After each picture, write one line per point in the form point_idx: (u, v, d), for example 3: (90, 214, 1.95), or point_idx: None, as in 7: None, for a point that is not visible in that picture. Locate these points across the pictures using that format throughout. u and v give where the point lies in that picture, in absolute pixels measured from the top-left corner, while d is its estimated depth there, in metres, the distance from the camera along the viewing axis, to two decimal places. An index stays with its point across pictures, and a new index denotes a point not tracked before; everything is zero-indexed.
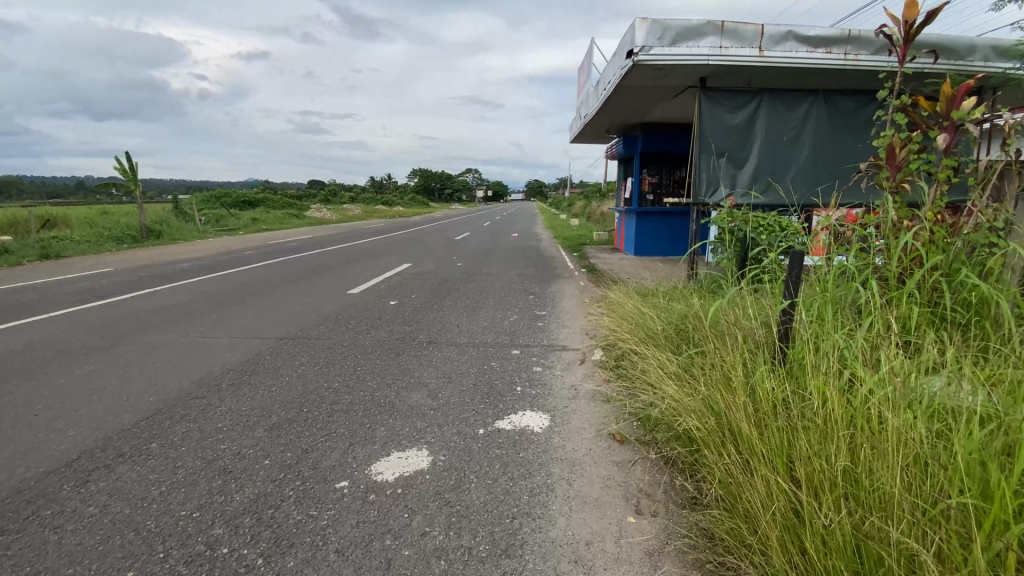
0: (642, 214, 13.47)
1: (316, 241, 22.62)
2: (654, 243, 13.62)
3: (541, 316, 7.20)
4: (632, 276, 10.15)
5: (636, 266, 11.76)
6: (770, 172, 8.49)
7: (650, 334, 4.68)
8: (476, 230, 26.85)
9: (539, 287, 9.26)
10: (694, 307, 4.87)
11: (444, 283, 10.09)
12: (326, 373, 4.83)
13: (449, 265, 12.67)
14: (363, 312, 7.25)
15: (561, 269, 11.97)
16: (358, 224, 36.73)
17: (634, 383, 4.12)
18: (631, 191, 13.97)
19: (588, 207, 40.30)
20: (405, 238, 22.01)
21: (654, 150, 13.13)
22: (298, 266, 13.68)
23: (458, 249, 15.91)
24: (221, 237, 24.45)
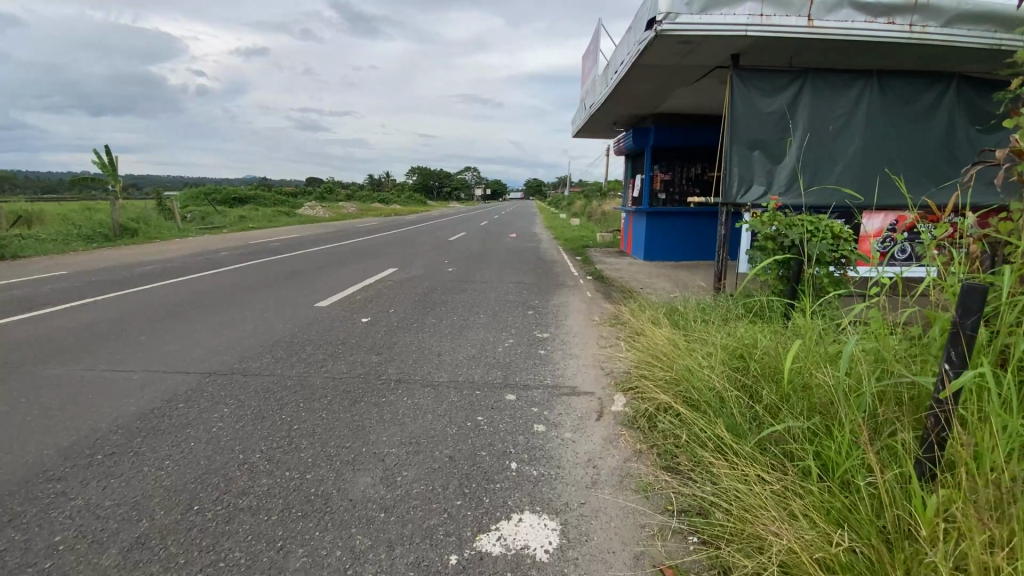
0: (653, 215, 12.18)
1: (302, 240, 21.23)
2: (665, 248, 12.32)
3: (543, 339, 5.87)
4: (646, 287, 8.83)
5: (648, 273, 10.44)
6: (813, 167, 7.19)
7: (701, 389, 3.36)
8: (471, 230, 25.45)
9: (539, 299, 7.96)
10: (758, 348, 3.56)
11: (429, 291, 8.76)
12: (248, 434, 3.51)
13: (439, 269, 11.36)
14: (324, 334, 5.92)
15: (564, 275, 10.65)
16: (350, 222, 35.34)
17: (693, 476, 2.82)
18: (641, 190, 12.64)
19: (589, 207, 38.94)
20: (395, 238, 20.66)
21: (668, 144, 11.82)
22: (272, 269, 12.32)
23: (450, 252, 14.58)
24: (202, 236, 23.12)
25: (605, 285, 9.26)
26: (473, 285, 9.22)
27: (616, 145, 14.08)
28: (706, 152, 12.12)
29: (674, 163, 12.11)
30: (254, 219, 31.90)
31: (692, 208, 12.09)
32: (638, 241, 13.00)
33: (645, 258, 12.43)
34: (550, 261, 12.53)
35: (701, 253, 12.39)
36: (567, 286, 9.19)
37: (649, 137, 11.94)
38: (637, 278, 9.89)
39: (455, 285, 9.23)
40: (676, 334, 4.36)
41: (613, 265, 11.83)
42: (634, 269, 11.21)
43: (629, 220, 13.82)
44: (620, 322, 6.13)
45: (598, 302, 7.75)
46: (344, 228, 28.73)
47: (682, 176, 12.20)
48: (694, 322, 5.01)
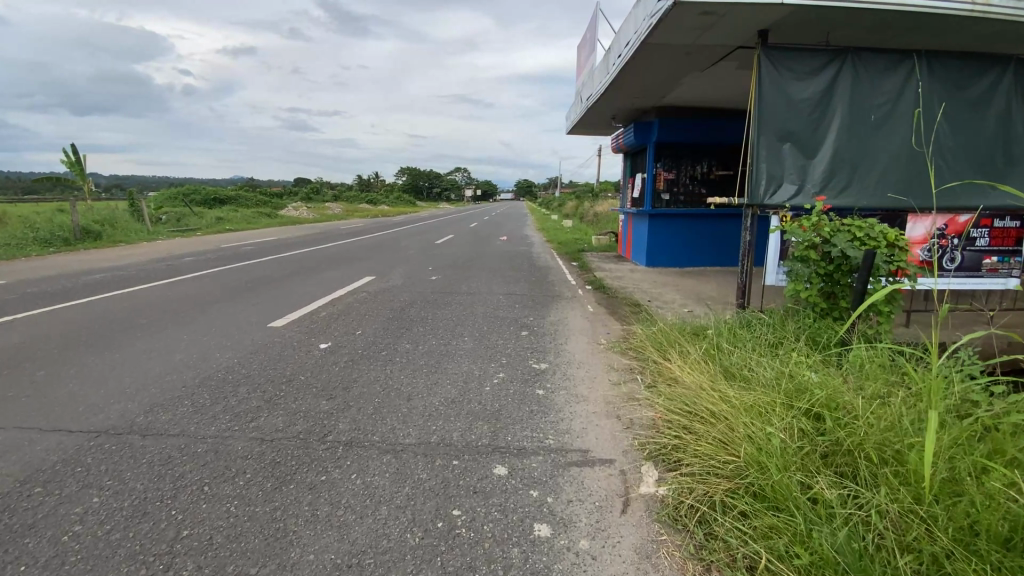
0: (655, 217, 11.13)
1: (280, 242, 19.99)
2: (668, 253, 11.28)
3: (541, 370, 4.74)
4: (654, 299, 7.76)
5: (653, 281, 9.38)
6: (853, 163, 6.12)
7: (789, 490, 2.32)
8: (460, 231, 24.25)
9: (534, 315, 6.87)
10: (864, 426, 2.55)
11: (406, 304, 7.58)
12: (108, 554, 2.38)
13: (421, 276, 10.23)
14: (268, 368, 4.75)
15: (561, 283, 9.55)
16: (334, 223, 33.97)
17: None
18: (643, 190, 11.58)
19: (583, 207, 37.90)
20: (378, 240, 19.46)
21: (673, 139, 10.75)
22: (237, 275, 11.10)
23: (437, 256, 13.44)
24: (174, 238, 21.77)
25: (607, 296, 8.18)
26: (459, 297, 8.09)
27: (614, 141, 13.00)
28: (713, 149, 11.06)
29: (678, 160, 11.06)
30: (233, 219, 30.46)
31: (698, 210, 11.03)
32: (638, 245, 11.96)
33: (647, 265, 11.38)
34: (544, 268, 11.44)
35: (707, 259, 11.35)
36: (564, 298, 8.10)
37: (652, 132, 10.86)
38: (642, 288, 8.82)
39: (438, 297, 8.10)
40: (719, 385, 3.33)
41: (613, 272, 10.77)
42: (637, 276, 10.14)
43: (628, 222, 12.76)
44: (633, 350, 5.06)
45: (601, 319, 6.67)
46: (327, 229, 27.39)
47: (687, 175, 11.14)
48: (732, 360, 3.97)
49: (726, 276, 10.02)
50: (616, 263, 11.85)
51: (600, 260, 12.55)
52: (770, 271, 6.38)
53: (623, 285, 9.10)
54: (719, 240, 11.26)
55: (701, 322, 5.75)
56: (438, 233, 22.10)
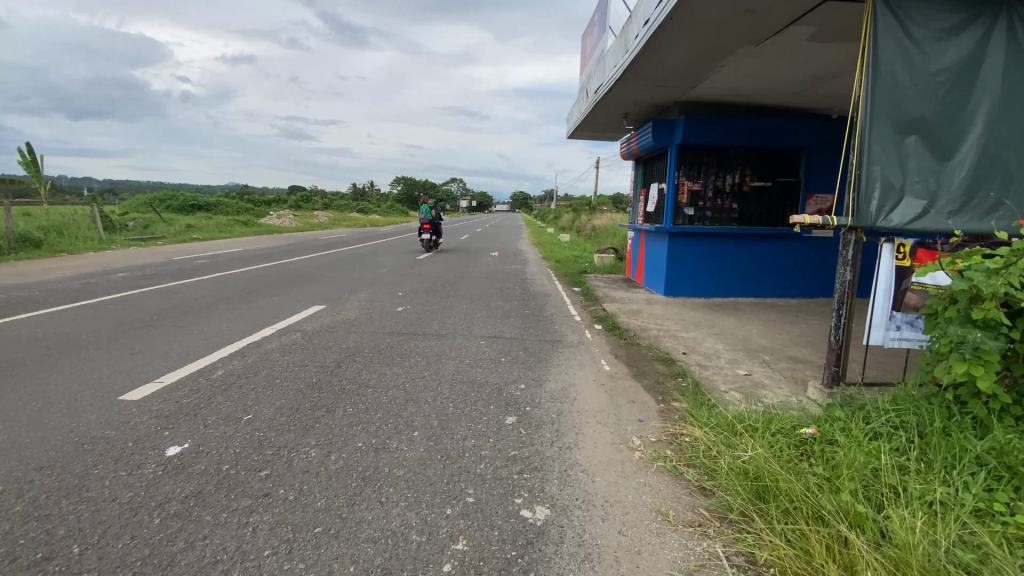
0: (675, 236, 8.98)
1: (244, 254, 17.79)
2: (690, 279, 9.11)
3: (535, 526, 2.56)
4: (690, 352, 5.61)
5: (680, 319, 7.24)
6: (1011, 167, 4.05)
7: None
8: (448, 244, 21.97)
9: (524, 378, 4.69)
10: None
11: (346, 354, 5.37)
12: None
13: (383, 305, 8.02)
14: (29, 522, 2.58)
15: (563, 318, 7.40)
16: (315, 233, 31.78)
17: None
18: (660, 204, 9.46)
19: (580, 219, 35.89)
20: (352, 254, 17.18)
21: (699, 142, 8.63)
22: (158, 298, 8.91)
23: (414, 277, 11.30)
24: (126, 247, 19.42)
25: (625, 343, 6.02)
26: (423, 341, 5.89)
27: (623, 145, 10.88)
28: (748, 154, 8.95)
29: (704, 168, 8.94)
30: (203, 227, 28.12)
31: (728, 228, 8.88)
32: (652, 267, 9.80)
33: (663, 293, 9.20)
34: (540, 294, 9.30)
35: (738, 288, 9.19)
36: (567, 344, 5.93)
37: (672, 133, 8.71)
38: (668, 330, 6.66)
39: (396, 340, 5.90)
40: None
41: (625, 300, 8.65)
42: (656, 308, 8.01)
43: (639, 239, 10.61)
44: (697, 484, 2.92)
45: (622, 390, 4.50)
46: (302, 240, 25.06)
47: (715, 187, 9.00)
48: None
49: (769, 314, 7.90)
50: (626, 290, 9.72)
51: (606, 285, 10.41)
52: (876, 325, 4.27)
53: (644, 323, 6.97)
54: (754, 266, 9.11)
55: (785, 416, 3.62)
56: (423, 247, 19.89)
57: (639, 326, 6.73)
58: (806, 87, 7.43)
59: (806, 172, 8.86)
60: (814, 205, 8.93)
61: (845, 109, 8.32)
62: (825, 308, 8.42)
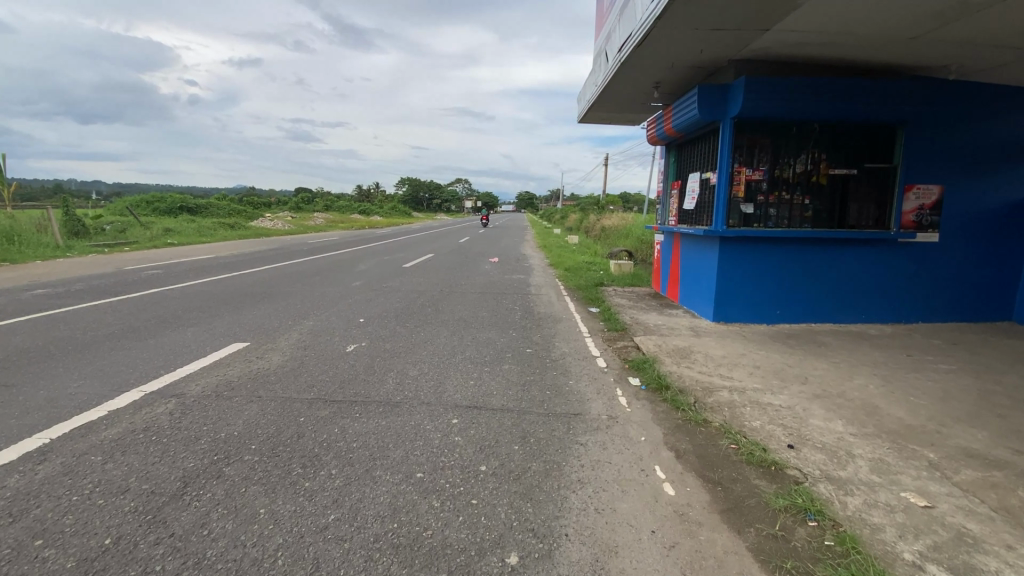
0: (727, 243, 6.60)
1: (209, 261, 15.62)
2: (746, 301, 6.73)
3: None
4: (798, 446, 3.33)
5: (750, 364, 4.96)
6: None
7: None
8: (443, 248, 19.72)
9: (517, 528, 2.44)
10: None
11: (214, 457, 3.13)
12: None
13: (328, 339, 5.77)
14: None
15: (579, 360, 5.12)
16: (304, 235, 29.65)
17: None
18: (707, 202, 7.13)
19: (588, 220, 33.54)
20: (330, 260, 14.90)
21: (762, 115, 6.35)
22: (40, 327, 6.72)
23: (389, 292, 9.05)
24: (81, 255, 17.22)
25: (682, 418, 3.73)
26: (358, 419, 3.62)
27: (651, 127, 8.61)
28: (824, 132, 6.65)
29: (766, 151, 6.63)
30: (181, 229, 25.92)
31: (799, 232, 6.50)
32: (692, 283, 7.42)
33: (709, 320, 6.80)
34: (545, 318, 7.01)
35: (810, 312, 6.82)
36: (590, 420, 3.65)
37: (725, 104, 6.40)
38: (742, 386, 4.36)
39: (314, 417, 3.65)
40: None
41: (662, 326, 6.36)
42: (709, 342, 5.72)
43: (674, 245, 8.24)
44: None
45: (712, 563, 2.24)
46: (286, 244, 22.84)
47: (781, 176, 6.67)
48: None
49: (868, 353, 5.61)
50: (658, 310, 7.42)
51: (630, 302, 8.11)
52: None
53: (700, 370, 4.68)
54: (831, 282, 6.75)
55: None
56: (413, 251, 17.57)
57: (697, 379, 4.44)
58: (931, 28, 5.16)
59: (904, 154, 6.58)
60: (915, 197, 6.65)
61: (966, 66, 6.03)
62: (938, 342, 6.11)
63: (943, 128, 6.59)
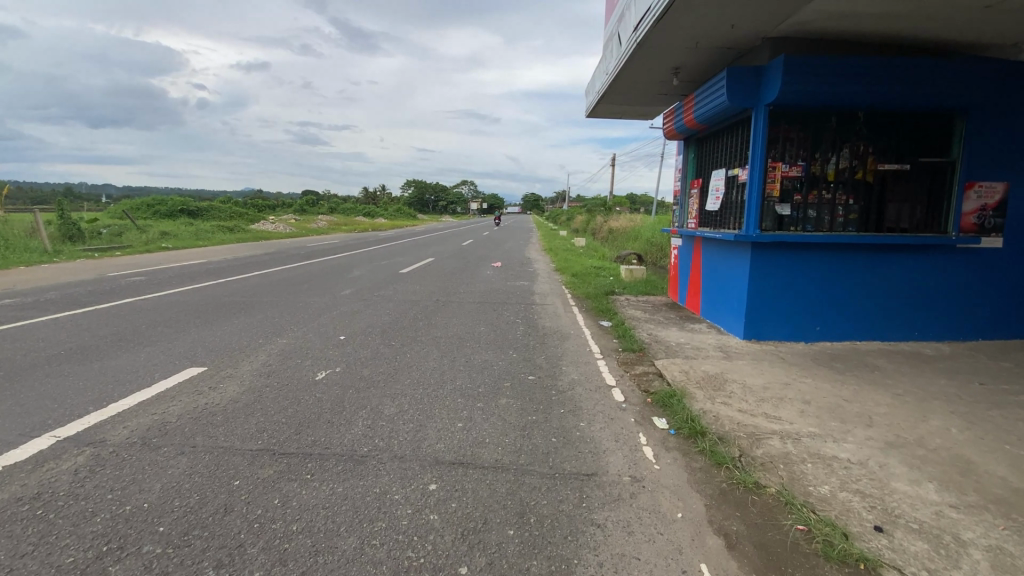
0: (760, 250, 5.73)
1: (200, 265, 14.92)
2: (781, 315, 5.85)
3: None
4: (886, 529, 2.50)
5: (798, 397, 4.10)
6: None
7: None
8: (444, 251, 18.93)
9: None
10: None
11: (105, 548, 2.33)
12: None
13: (299, 364, 4.97)
14: None
15: (591, 390, 4.29)
16: (304, 238, 28.99)
17: None
18: (734, 202, 6.28)
19: (595, 222, 32.65)
20: (324, 265, 14.15)
21: (800, 101, 5.51)
22: None
23: (380, 301, 8.26)
24: (68, 261, 16.55)
25: (726, 481, 2.90)
26: (309, 483, 2.81)
27: (668, 120, 7.78)
28: (871, 121, 5.78)
29: (804, 143, 5.78)
30: (177, 232, 25.31)
31: (844, 237, 5.64)
32: (717, 294, 6.54)
33: (739, 336, 5.91)
34: (550, 335, 6.18)
35: (854, 329, 5.94)
36: (609, 484, 2.82)
37: (759, 90, 5.55)
38: (795, 431, 3.52)
39: (253, 479, 2.85)
40: None
41: (685, 345, 5.51)
42: (743, 366, 4.87)
43: (695, 250, 7.39)
44: None
45: None
46: (284, 248, 22.11)
47: (821, 172, 5.80)
48: None
49: (932, 380, 4.74)
50: (677, 324, 6.56)
51: (645, 313, 7.24)
52: None
53: (740, 407, 3.84)
54: (879, 294, 5.86)
55: None
56: (413, 255, 16.79)
57: (738, 420, 3.61)
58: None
59: (965, 146, 5.70)
60: (977, 196, 5.77)
61: None
62: (1010, 365, 5.22)
63: (1009, 116, 5.72)
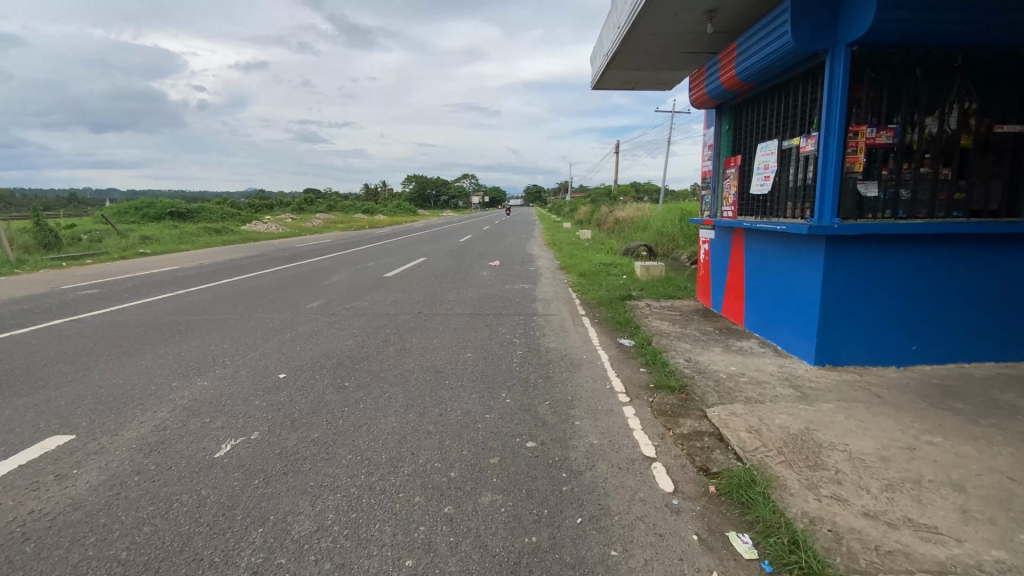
0: (841, 245, 4.20)
1: (167, 272, 13.51)
2: (865, 331, 4.35)
3: None
4: None
5: (943, 481, 2.64)
6: None
7: None
8: (439, 249, 17.44)
9: None
10: None
11: None
12: None
13: (207, 426, 3.54)
14: None
15: (620, 467, 2.83)
16: (294, 239, 27.61)
17: None
18: (793, 183, 4.78)
19: (600, 212, 31.02)
20: (304, 268, 12.70)
21: (892, 40, 3.99)
22: None
23: (350, 315, 6.81)
24: (30, 271, 15.21)
25: None
26: None
27: (696, 85, 6.23)
28: (988, 66, 4.22)
29: (896, 98, 4.22)
30: (159, 236, 23.93)
31: (952, 225, 4.14)
32: (769, 302, 5.03)
33: (808, 361, 4.41)
34: (557, 362, 4.72)
35: (959, 347, 4.43)
36: None
37: (837, 27, 4.03)
38: (977, 567, 2.07)
39: None
40: None
41: (740, 379, 4.03)
42: (834, 417, 3.40)
43: (734, 245, 5.88)
44: None
45: None
46: (271, 249, 20.65)
47: (918, 137, 4.26)
48: None
49: None
50: (719, 342, 5.07)
51: (673, 325, 5.74)
52: None
53: (865, 509, 2.39)
54: (994, 300, 4.37)
55: None
56: (404, 255, 15.35)
57: (874, 543, 2.16)
58: None
59: None
60: None
61: None
62: None
63: None
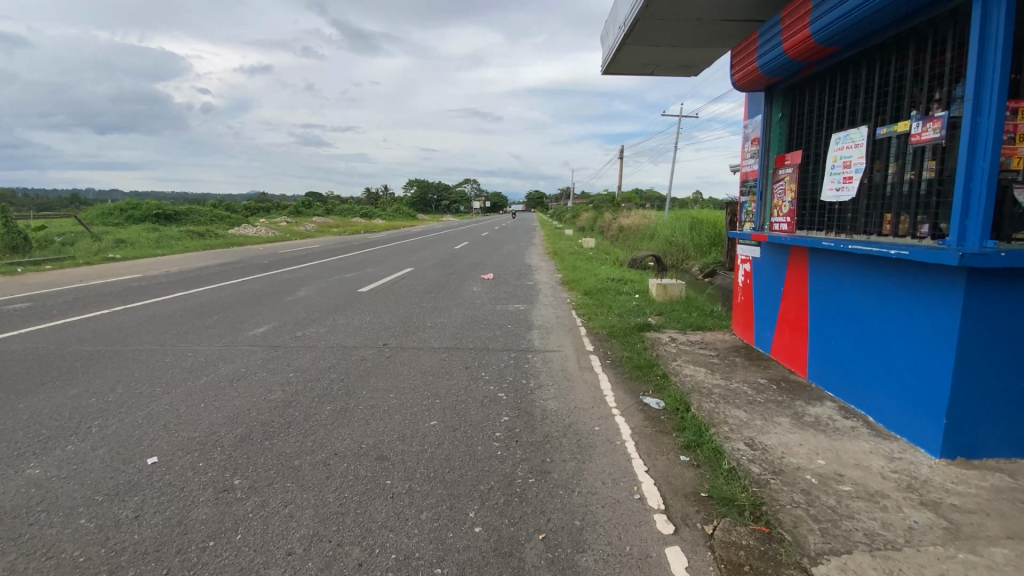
0: (993, 286, 2.75)
1: (122, 280, 12.08)
2: (1019, 408, 2.90)
3: None
4: None
5: None
6: None
7: None
8: (431, 258, 16.01)
9: None
10: None
11: None
12: None
13: None
14: None
15: None
16: (281, 243, 26.20)
17: None
18: (895, 186, 3.36)
19: (603, 219, 29.59)
20: (274, 279, 11.27)
21: None
22: None
23: (294, 348, 5.36)
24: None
25: None
26: None
27: (739, 61, 4.82)
28: None
29: None
30: (134, 239, 22.51)
31: None
32: (855, 352, 3.59)
33: (929, 451, 2.99)
34: (555, 435, 3.27)
35: None
36: None
37: None
38: None
39: None
40: None
41: (841, 490, 2.59)
42: None
43: (794, 267, 4.44)
44: None
45: None
46: (252, 255, 19.15)
47: None
48: None
49: None
50: (784, 409, 3.61)
51: (713, 374, 4.28)
52: None
53: None
54: None
55: None
56: (391, 264, 13.92)
57: None
58: None
59: None
60: None
61: None
62: None
63: None
